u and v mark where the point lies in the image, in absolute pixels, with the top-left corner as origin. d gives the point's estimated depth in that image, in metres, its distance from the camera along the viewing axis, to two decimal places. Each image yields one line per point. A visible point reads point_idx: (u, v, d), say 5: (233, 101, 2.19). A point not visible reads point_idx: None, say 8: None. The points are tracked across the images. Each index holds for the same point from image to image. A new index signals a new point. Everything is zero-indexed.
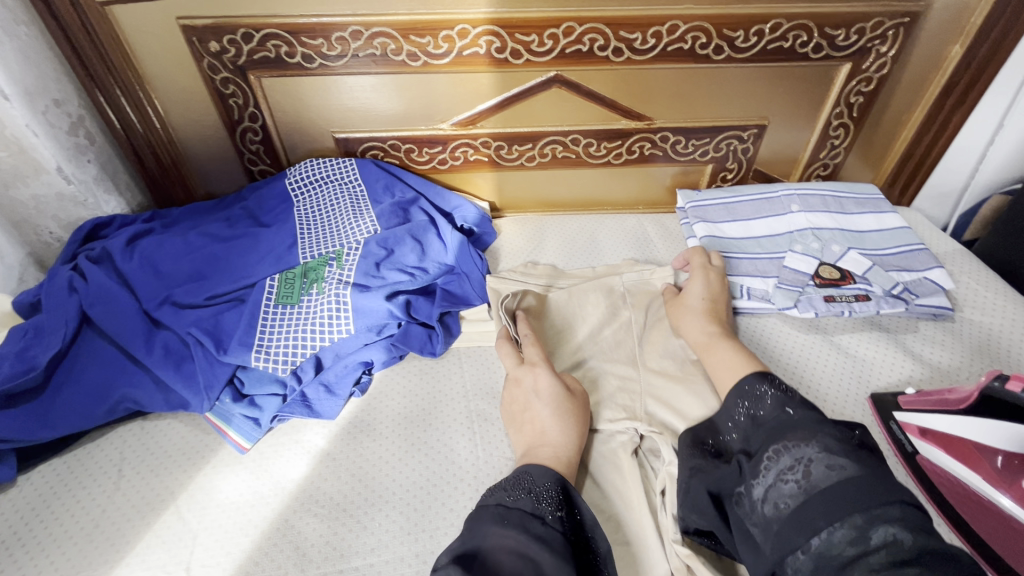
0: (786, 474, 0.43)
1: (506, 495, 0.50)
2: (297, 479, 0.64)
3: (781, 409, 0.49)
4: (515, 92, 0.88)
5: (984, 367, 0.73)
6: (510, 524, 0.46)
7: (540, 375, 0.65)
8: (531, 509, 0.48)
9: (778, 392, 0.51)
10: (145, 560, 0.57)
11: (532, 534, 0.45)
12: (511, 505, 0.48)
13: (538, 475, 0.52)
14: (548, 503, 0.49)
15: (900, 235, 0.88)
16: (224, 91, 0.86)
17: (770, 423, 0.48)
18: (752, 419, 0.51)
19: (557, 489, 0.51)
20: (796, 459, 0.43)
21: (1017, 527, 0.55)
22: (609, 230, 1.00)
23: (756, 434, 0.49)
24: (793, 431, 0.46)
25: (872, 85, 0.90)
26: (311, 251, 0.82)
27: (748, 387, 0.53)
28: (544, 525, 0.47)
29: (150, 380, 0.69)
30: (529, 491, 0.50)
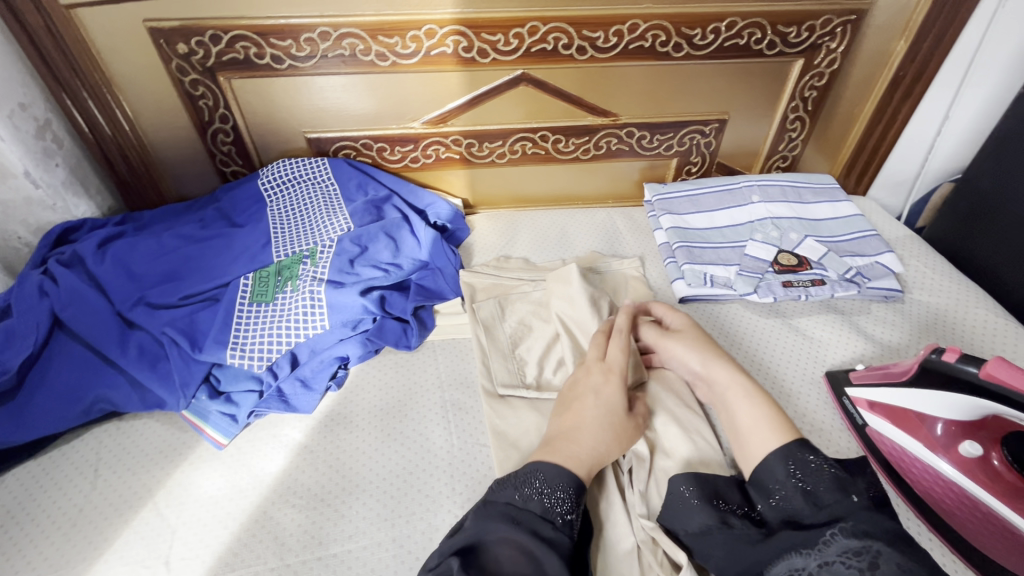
0: (850, 560, 0.40)
1: (517, 495, 0.50)
2: (275, 472, 0.65)
3: (845, 493, 0.46)
4: (483, 90, 0.90)
5: (930, 343, 0.77)
6: (521, 527, 0.47)
7: (611, 378, 0.62)
8: (541, 511, 0.49)
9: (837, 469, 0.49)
10: (124, 556, 0.58)
11: (541, 538, 0.47)
12: (521, 506, 0.49)
13: (555, 474, 0.52)
14: (560, 504, 0.50)
15: (854, 222, 0.93)
16: (194, 92, 0.87)
17: (831, 505, 0.46)
18: (803, 491, 0.48)
19: (569, 490, 0.51)
20: (863, 546, 0.40)
21: (956, 491, 0.58)
22: (579, 224, 1.02)
23: (811, 513, 0.46)
24: (855, 518, 0.43)
25: (824, 80, 0.94)
26: (285, 249, 0.83)
27: (800, 455, 0.51)
28: (554, 529, 0.48)
29: (125, 380, 0.69)
30: (541, 491, 0.51)
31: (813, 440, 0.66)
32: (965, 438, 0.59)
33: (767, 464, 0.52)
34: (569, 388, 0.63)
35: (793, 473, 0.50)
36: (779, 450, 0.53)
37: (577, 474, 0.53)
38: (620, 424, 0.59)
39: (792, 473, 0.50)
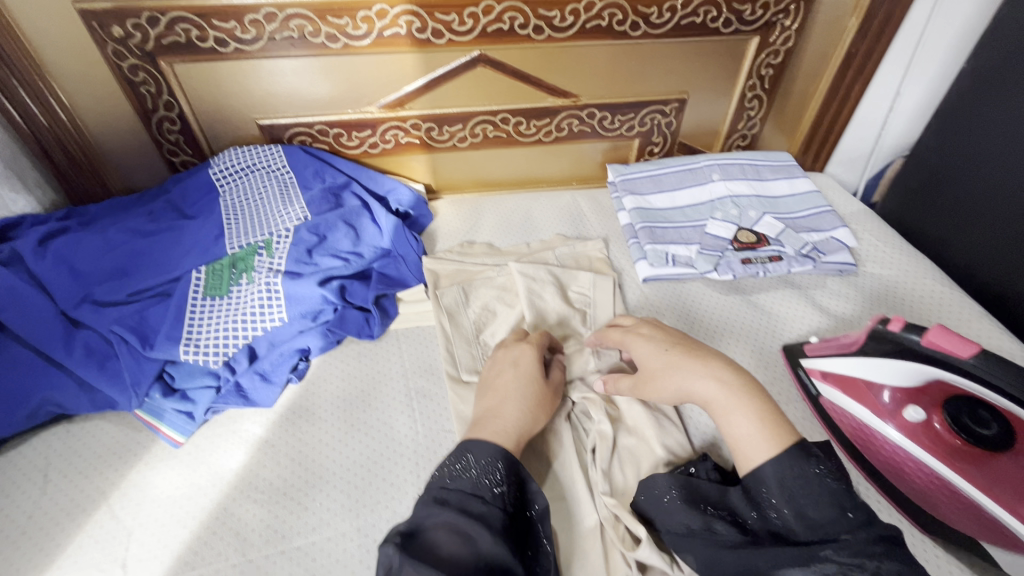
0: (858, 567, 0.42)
1: (447, 475, 0.50)
2: (235, 469, 0.64)
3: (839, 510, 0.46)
4: (440, 72, 0.88)
5: (881, 313, 0.80)
6: (449, 507, 0.47)
7: (526, 351, 0.65)
8: (471, 488, 0.49)
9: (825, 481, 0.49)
10: (78, 561, 0.56)
11: (471, 515, 0.47)
12: (451, 486, 0.49)
13: (482, 449, 0.52)
14: (489, 478, 0.50)
15: (810, 198, 0.95)
16: (134, 79, 0.83)
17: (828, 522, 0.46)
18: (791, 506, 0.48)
19: (500, 463, 0.51)
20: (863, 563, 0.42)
21: (900, 455, 0.60)
22: (544, 207, 1.02)
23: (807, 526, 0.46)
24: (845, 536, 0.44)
25: (780, 58, 0.95)
26: (239, 240, 0.80)
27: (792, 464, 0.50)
28: (484, 504, 0.48)
29: (72, 382, 0.67)
30: (470, 469, 0.51)
31: (770, 412, 0.68)
32: (909, 404, 0.61)
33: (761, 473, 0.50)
34: (491, 366, 0.65)
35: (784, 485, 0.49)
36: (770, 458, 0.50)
37: (504, 446, 0.53)
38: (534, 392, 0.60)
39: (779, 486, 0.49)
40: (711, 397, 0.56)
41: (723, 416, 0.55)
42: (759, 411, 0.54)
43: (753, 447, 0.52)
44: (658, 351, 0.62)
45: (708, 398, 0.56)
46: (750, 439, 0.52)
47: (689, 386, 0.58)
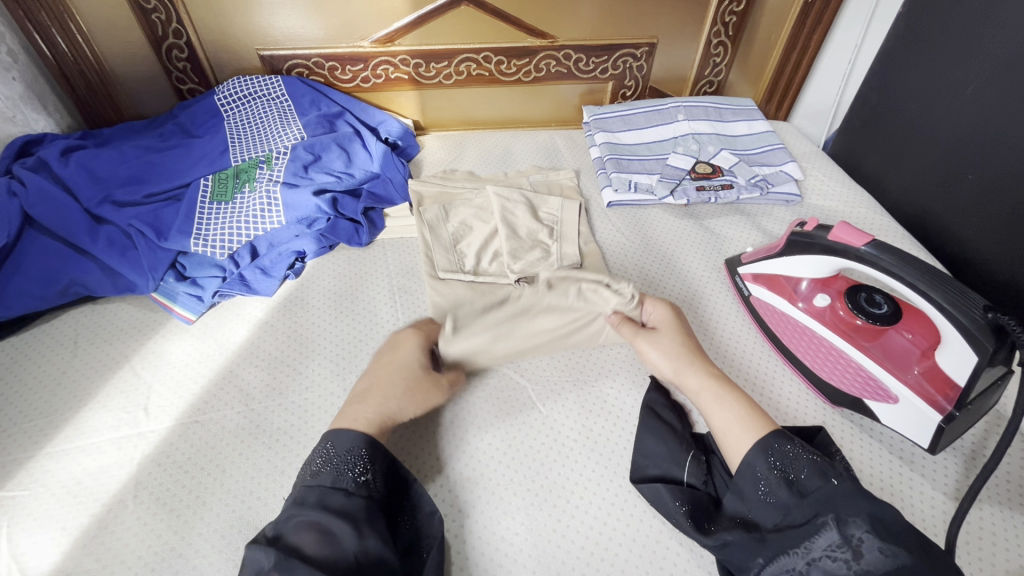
0: (836, 554, 0.45)
1: (307, 474, 0.52)
2: (239, 340, 0.74)
3: (825, 477, 0.49)
4: (427, 10, 0.96)
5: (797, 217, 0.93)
6: (309, 505, 0.49)
7: (409, 338, 0.66)
8: (331, 480, 0.51)
9: (811, 455, 0.51)
10: (107, 405, 0.66)
11: (331, 508, 0.49)
12: (312, 483, 0.51)
13: (340, 440, 0.53)
14: (351, 469, 0.52)
15: (765, 137, 1.04)
16: (147, 7, 0.91)
17: (813, 493, 0.48)
18: (785, 482, 0.50)
19: (356, 452, 0.53)
20: (846, 538, 0.45)
21: (808, 334, 0.70)
22: (523, 144, 1.10)
23: (796, 503, 0.49)
24: (841, 505, 0.47)
25: (742, 6, 1.04)
26: (242, 156, 0.89)
27: (778, 445, 0.52)
28: (346, 496, 0.50)
29: (97, 267, 0.76)
30: (331, 464, 0.52)
31: (708, 312, 0.79)
32: (820, 292, 0.71)
33: (744, 458, 0.53)
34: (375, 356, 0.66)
35: (771, 465, 0.51)
36: (752, 444, 0.53)
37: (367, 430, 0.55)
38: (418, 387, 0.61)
39: (771, 461, 0.51)
40: (702, 387, 0.60)
41: (710, 405, 0.58)
42: (744, 403, 0.57)
43: (739, 430, 0.55)
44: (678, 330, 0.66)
45: (699, 385, 0.60)
46: (735, 424, 0.56)
47: (683, 374, 0.62)
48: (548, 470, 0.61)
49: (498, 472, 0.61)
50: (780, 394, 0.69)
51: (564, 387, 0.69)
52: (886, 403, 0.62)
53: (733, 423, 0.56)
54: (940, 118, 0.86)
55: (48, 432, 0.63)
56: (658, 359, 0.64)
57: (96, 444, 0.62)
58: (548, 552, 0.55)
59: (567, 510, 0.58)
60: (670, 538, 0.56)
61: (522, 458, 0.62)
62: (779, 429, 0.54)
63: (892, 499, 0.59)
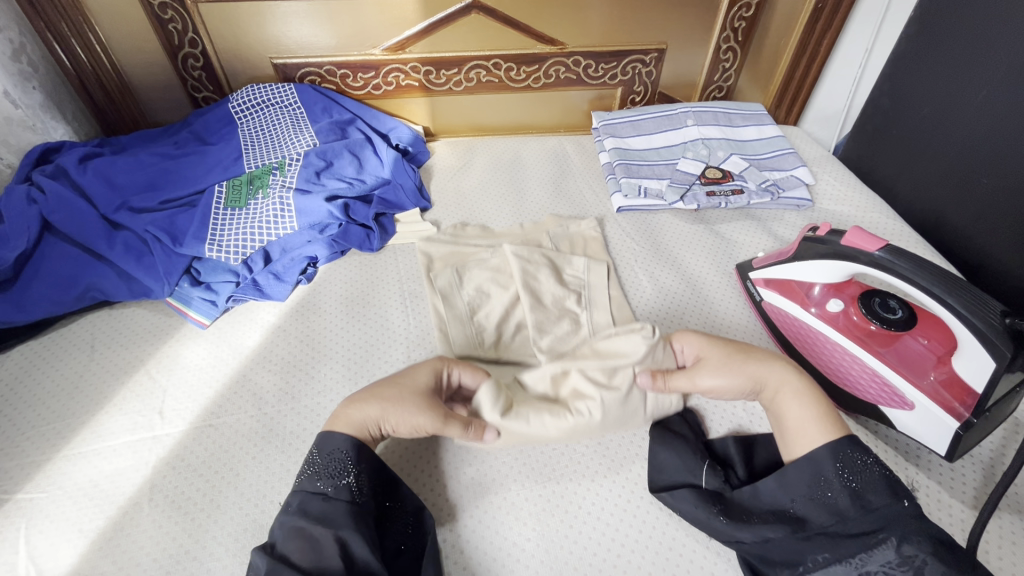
0: (893, 571, 0.45)
1: (297, 480, 0.54)
2: (252, 345, 0.75)
3: (895, 496, 0.48)
4: (438, 17, 0.97)
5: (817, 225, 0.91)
6: (293, 513, 0.50)
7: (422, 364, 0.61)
8: (313, 485, 0.52)
9: (883, 468, 0.50)
10: (123, 408, 0.67)
11: (314, 513, 0.50)
12: (299, 489, 0.53)
13: (322, 446, 0.54)
14: (335, 473, 0.53)
15: (776, 142, 1.04)
16: (163, 17, 0.93)
17: (880, 509, 0.48)
18: (852, 493, 0.49)
19: (340, 455, 0.53)
20: (910, 557, 0.45)
21: (821, 340, 0.70)
22: (532, 149, 1.11)
23: (857, 514, 0.48)
24: (903, 525, 0.47)
25: (752, 11, 1.04)
26: (256, 162, 0.91)
27: (852, 455, 0.51)
28: (326, 501, 0.51)
29: (114, 272, 0.78)
30: (317, 468, 0.53)
31: (719, 317, 0.78)
32: (833, 297, 0.71)
33: (811, 459, 0.51)
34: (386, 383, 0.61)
35: (840, 472, 0.50)
36: (826, 443, 0.52)
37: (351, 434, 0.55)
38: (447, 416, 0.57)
39: (840, 468, 0.50)
40: (783, 378, 0.58)
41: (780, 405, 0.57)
42: (822, 401, 0.56)
43: (811, 429, 0.54)
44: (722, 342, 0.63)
45: (779, 377, 0.58)
46: (809, 422, 0.54)
47: (758, 370, 0.59)
48: (561, 476, 0.61)
49: (509, 477, 0.61)
50: None
51: None
52: (902, 410, 0.62)
53: (807, 421, 0.54)
54: (953, 121, 0.85)
55: (65, 435, 0.64)
56: (724, 380, 0.60)
57: (112, 448, 0.63)
58: (560, 557, 0.55)
59: (578, 516, 0.58)
60: (684, 544, 0.56)
61: (535, 464, 0.62)
62: (853, 435, 0.53)
63: None
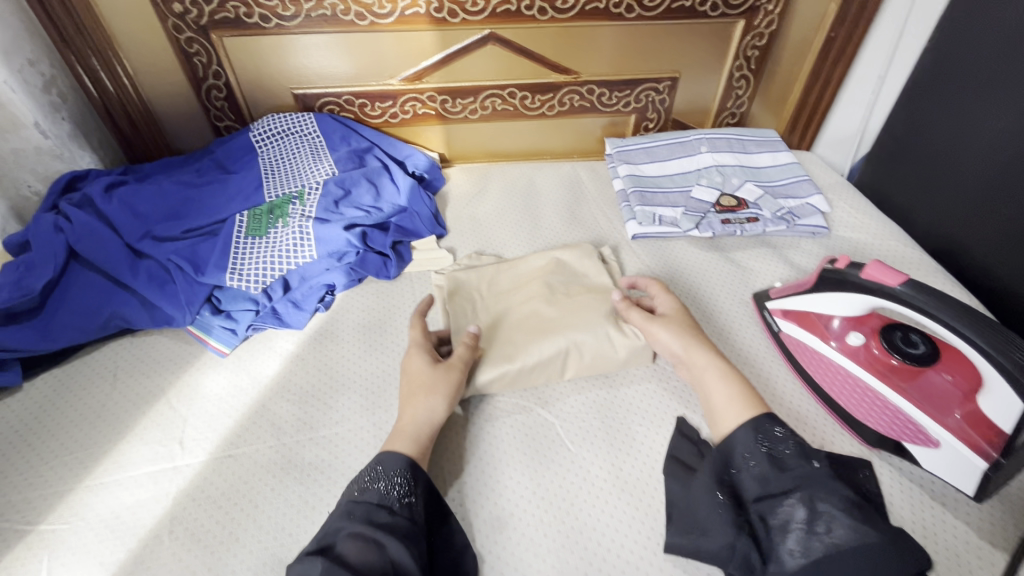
0: (805, 524, 0.49)
1: (355, 490, 0.54)
2: (271, 373, 0.75)
3: (808, 459, 0.54)
4: (454, 49, 0.99)
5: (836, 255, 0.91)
6: (354, 520, 0.51)
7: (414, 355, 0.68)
8: (376, 498, 0.53)
9: (796, 437, 0.56)
10: (144, 437, 0.68)
11: (376, 523, 0.51)
12: (358, 498, 0.53)
13: (388, 462, 0.56)
14: (397, 489, 0.54)
15: (790, 169, 1.04)
16: (189, 50, 0.96)
17: (795, 469, 0.53)
18: (771, 458, 0.54)
19: (406, 472, 0.55)
20: (823, 513, 0.49)
21: (843, 373, 0.69)
22: (546, 175, 1.12)
23: (776, 476, 0.53)
24: (818, 487, 0.51)
25: (764, 40, 1.06)
26: (276, 191, 0.92)
27: (767, 425, 0.57)
28: (391, 514, 0.52)
29: (137, 300, 0.79)
30: (379, 481, 0.54)
31: (737, 347, 0.78)
32: (853, 330, 0.70)
33: (736, 436, 0.57)
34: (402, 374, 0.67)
35: (759, 441, 0.56)
36: (745, 423, 0.58)
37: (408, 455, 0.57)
38: (460, 380, 0.66)
39: (760, 440, 0.56)
40: (719, 361, 0.66)
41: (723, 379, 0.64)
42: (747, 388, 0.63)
43: (733, 412, 0.60)
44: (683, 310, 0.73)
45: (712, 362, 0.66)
46: (733, 403, 0.61)
47: (696, 351, 0.67)
48: (579, 511, 0.61)
49: (527, 512, 0.61)
50: (814, 434, 0.67)
51: (595, 429, 0.68)
52: (926, 448, 0.61)
53: (725, 406, 0.61)
54: (971, 150, 0.85)
55: (88, 465, 0.65)
56: (670, 338, 0.69)
57: (134, 478, 0.64)
58: None
59: (598, 554, 0.57)
60: None
61: (552, 498, 0.62)
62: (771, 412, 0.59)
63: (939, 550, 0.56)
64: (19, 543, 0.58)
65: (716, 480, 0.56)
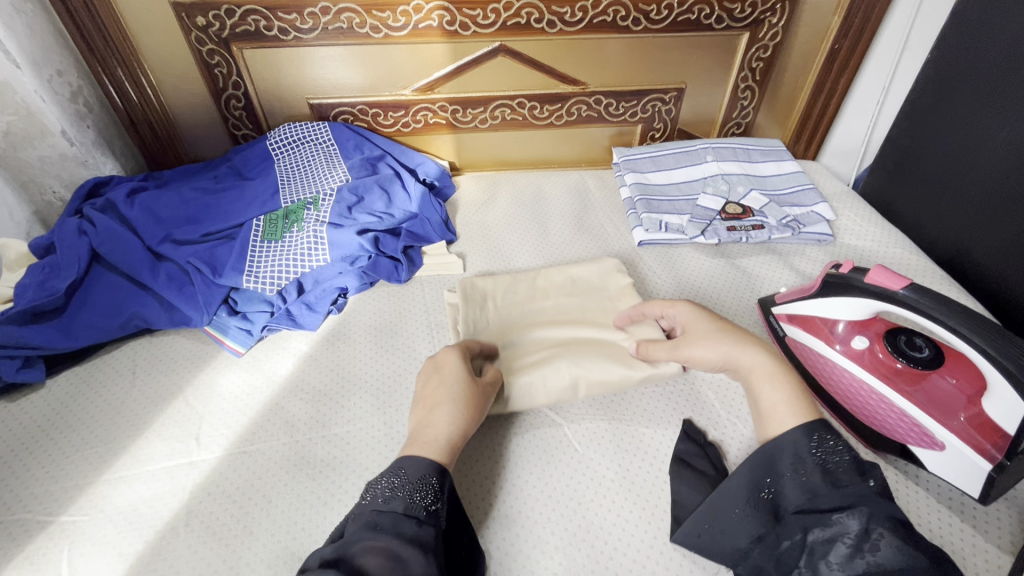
0: (848, 540, 0.45)
1: (382, 497, 0.52)
2: (284, 372, 0.77)
3: (864, 477, 0.49)
4: (466, 60, 1.02)
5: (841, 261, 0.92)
6: (382, 531, 0.49)
7: (450, 355, 0.66)
8: (403, 508, 0.51)
9: (855, 452, 0.51)
10: (162, 434, 0.70)
11: (404, 536, 0.49)
12: (384, 509, 0.51)
13: (410, 467, 0.54)
14: (423, 498, 0.52)
15: (795, 178, 1.05)
16: (210, 61, 0.99)
17: (848, 486, 0.48)
18: (823, 470, 0.50)
19: (432, 482, 0.54)
20: (868, 530, 0.45)
21: (849, 376, 0.70)
22: (554, 183, 1.14)
23: (826, 492, 0.48)
24: (868, 504, 0.46)
25: (769, 52, 1.08)
26: (292, 197, 0.95)
27: (823, 435, 0.52)
28: (418, 524, 0.50)
29: (156, 301, 0.82)
30: (403, 489, 0.52)
31: None
32: (857, 334, 0.71)
33: (787, 440, 0.53)
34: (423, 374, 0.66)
35: (815, 454, 0.51)
36: (800, 425, 0.54)
37: (434, 460, 0.56)
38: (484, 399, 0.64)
39: (813, 448, 0.52)
40: (754, 363, 0.61)
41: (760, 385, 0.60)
42: (796, 386, 0.58)
43: (783, 412, 0.56)
44: (705, 320, 0.68)
45: (752, 362, 0.61)
46: (781, 405, 0.57)
47: (735, 354, 0.63)
48: (587, 510, 0.62)
49: (535, 509, 0.62)
50: None
51: (602, 432, 0.69)
52: (931, 450, 0.61)
53: (782, 404, 0.57)
54: (976, 158, 0.86)
55: (108, 459, 0.67)
56: (704, 352, 0.65)
57: (152, 473, 0.65)
58: None
59: (606, 553, 0.58)
60: None
61: (559, 497, 0.63)
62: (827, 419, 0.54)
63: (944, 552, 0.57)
64: (42, 533, 0.60)
65: (756, 481, 0.53)
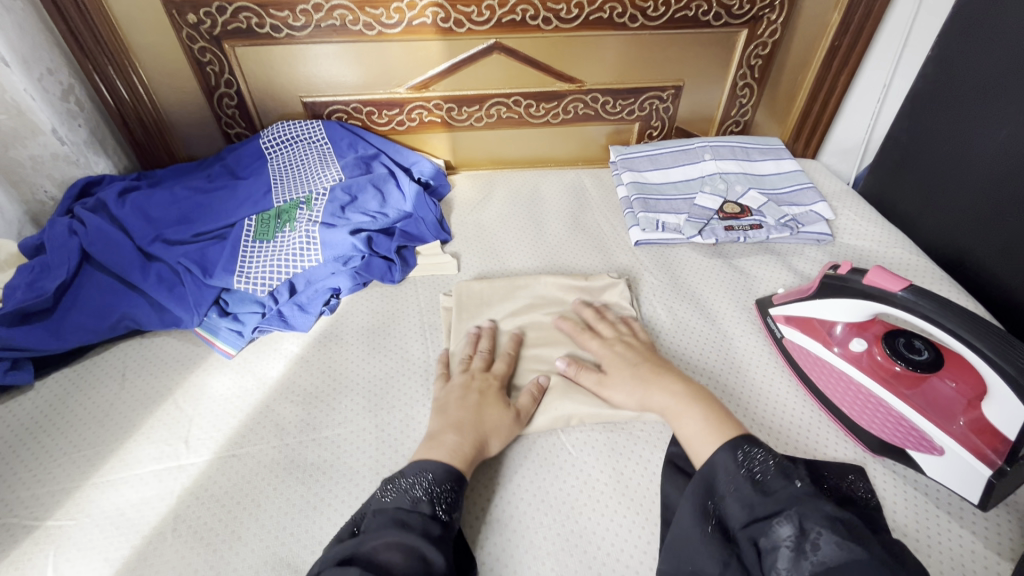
0: (792, 543, 0.45)
1: (404, 497, 0.53)
2: (275, 375, 0.76)
3: (789, 479, 0.50)
4: (461, 58, 1.01)
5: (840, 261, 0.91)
6: (410, 531, 0.49)
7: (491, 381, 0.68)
8: (426, 511, 0.52)
9: (775, 457, 0.52)
10: (151, 437, 0.69)
11: (426, 538, 0.50)
12: (408, 510, 0.52)
13: (441, 473, 0.55)
14: (443, 502, 0.53)
15: (794, 177, 1.04)
16: (202, 59, 0.98)
17: (779, 493, 0.49)
18: (755, 481, 0.50)
19: (451, 488, 0.55)
20: (808, 533, 0.45)
21: (848, 380, 0.68)
22: (551, 182, 1.12)
23: (760, 500, 0.49)
24: (804, 508, 0.47)
25: (767, 49, 1.06)
26: (284, 197, 0.94)
27: (745, 448, 0.53)
28: (440, 526, 0.52)
29: (147, 302, 0.81)
30: (423, 493, 0.53)
31: (739, 351, 0.78)
32: (856, 336, 0.70)
33: (717, 457, 0.53)
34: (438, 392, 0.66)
35: (743, 465, 0.52)
36: (722, 444, 0.54)
37: (456, 467, 0.57)
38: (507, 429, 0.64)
39: (740, 462, 0.52)
40: (666, 406, 0.63)
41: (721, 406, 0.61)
42: (711, 414, 0.60)
43: (700, 444, 0.58)
44: (630, 361, 0.69)
45: (664, 405, 0.63)
46: (695, 438, 0.59)
47: (649, 398, 0.64)
48: (579, 514, 0.61)
49: (527, 515, 0.61)
50: (814, 441, 0.67)
51: (596, 435, 0.68)
52: (930, 455, 0.60)
53: (697, 436, 0.59)
54: (976, 157, 0.85)
55: (95, 463, 0.66)
56: (624, 398, 0.66)
57: (140, 476, 0.65)
58: None
59: (598, 558, 0.57)
60: None
61: (552, 501, 0.62)
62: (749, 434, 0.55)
63: (942, 558, 0.56)
64: (27, 538, 0.59)
65: (700, 501, 0.52)
